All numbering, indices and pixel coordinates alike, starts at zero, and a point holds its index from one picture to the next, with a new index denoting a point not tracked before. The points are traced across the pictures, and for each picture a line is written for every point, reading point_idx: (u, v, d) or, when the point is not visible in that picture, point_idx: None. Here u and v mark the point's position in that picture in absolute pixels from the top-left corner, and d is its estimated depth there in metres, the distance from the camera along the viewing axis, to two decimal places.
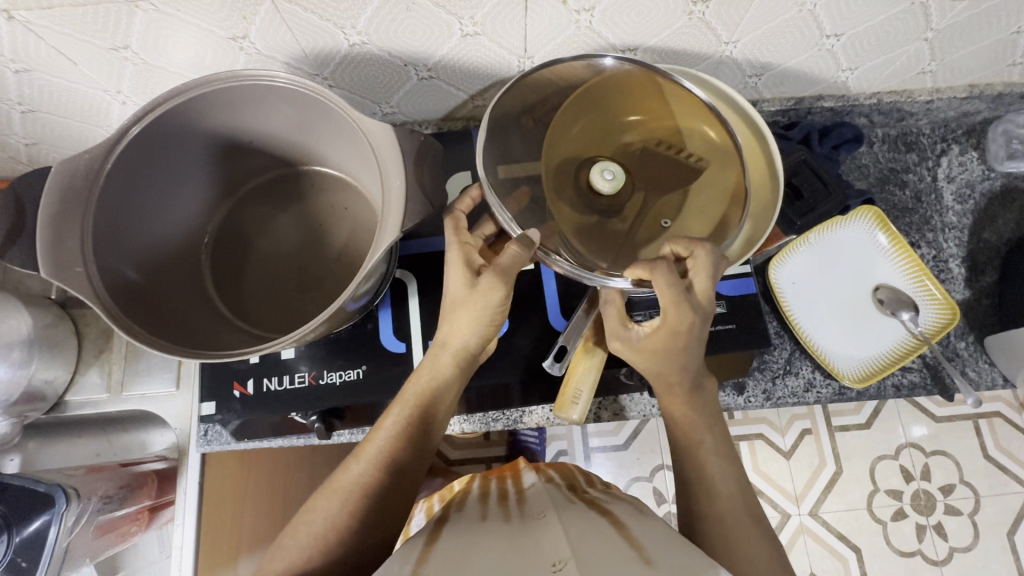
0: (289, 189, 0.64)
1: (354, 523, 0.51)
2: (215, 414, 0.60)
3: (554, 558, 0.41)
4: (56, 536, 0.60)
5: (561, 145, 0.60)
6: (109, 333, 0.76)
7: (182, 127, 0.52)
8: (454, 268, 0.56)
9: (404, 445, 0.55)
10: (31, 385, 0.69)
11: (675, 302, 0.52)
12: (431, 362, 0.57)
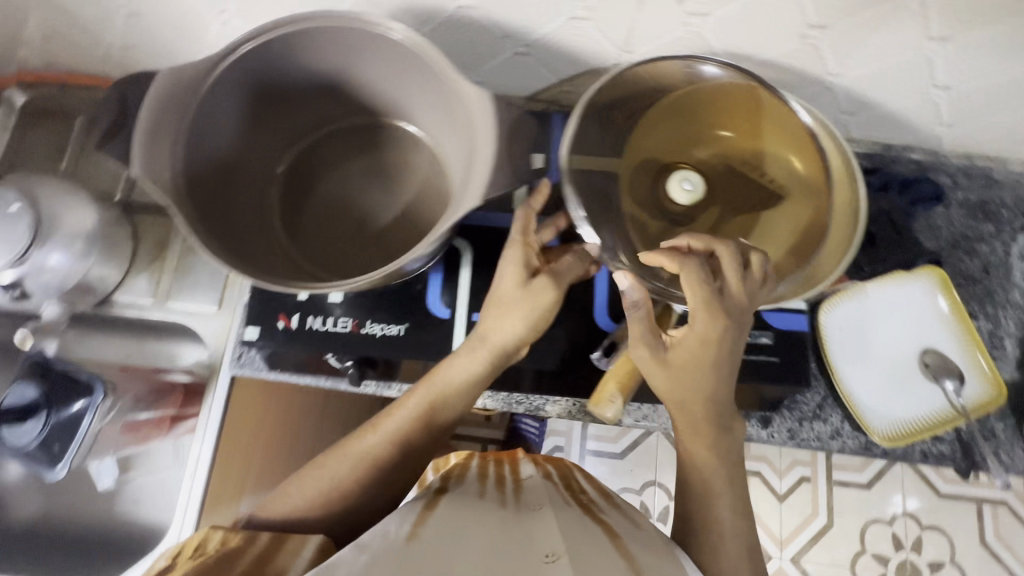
0: (366, 139, 0.64)
1: (358, 488, 0.52)
2: (257, 339, 0.62)
3: (548, 552, 0.41)
4: (90, 422, 0.64)
5: (644, 146, 0.60)
6: (163, 245, 0.77)
7: (283, 59, 0.54)
8: (512, 267, 0.57)
9: (421, 429, 0.55)
10: (85, 278, 0.71)
11: (706, 304, 0.49)
12: (464, 351, 0.57)
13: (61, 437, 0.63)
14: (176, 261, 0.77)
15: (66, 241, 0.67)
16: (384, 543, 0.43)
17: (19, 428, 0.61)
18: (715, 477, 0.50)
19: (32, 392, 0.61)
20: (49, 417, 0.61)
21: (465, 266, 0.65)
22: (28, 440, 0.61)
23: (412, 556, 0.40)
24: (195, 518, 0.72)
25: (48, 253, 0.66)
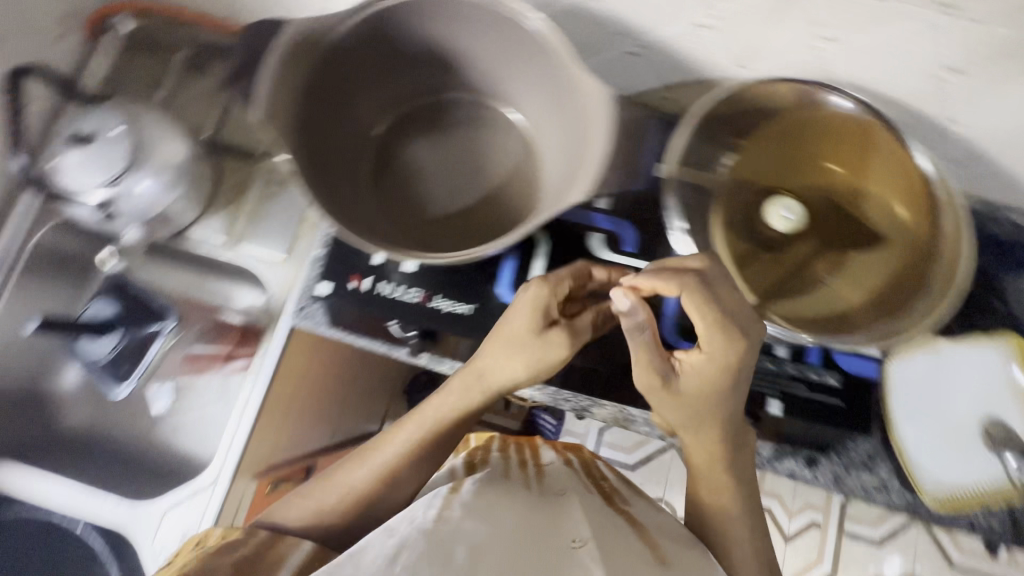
0: (463, 117, 0.63)
1: (342, 517, 0.52)
2: (327, 294, 0.65)
3: (577, 538, 0.46)
4: (159, 346, 0.76)
5: (745, 168, 0.59)
6: (244, 188, 0.79)
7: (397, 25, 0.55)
8: (526, 313, 0.53)
9: (416, 458, 0.55)
10: (169, 209, 0.73)
11: (718, 323, 0.46)
12: (463, 388, 0.55)
13: (131, 353, 0.75)
14: (253, 206, 0.79)
15: (155, 171, 0.69)
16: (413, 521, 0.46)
17: (98, 342, 0.74)
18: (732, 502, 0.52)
19: (111, 308, 0.74)
20: (124, 335, 0.74)
21: (538, 257, 0.64)
22: (106, 351, 0.74)
23: (440, 534, 0.44)
24: (237, 457, 0.73)
25: (139, 180, 0.68)
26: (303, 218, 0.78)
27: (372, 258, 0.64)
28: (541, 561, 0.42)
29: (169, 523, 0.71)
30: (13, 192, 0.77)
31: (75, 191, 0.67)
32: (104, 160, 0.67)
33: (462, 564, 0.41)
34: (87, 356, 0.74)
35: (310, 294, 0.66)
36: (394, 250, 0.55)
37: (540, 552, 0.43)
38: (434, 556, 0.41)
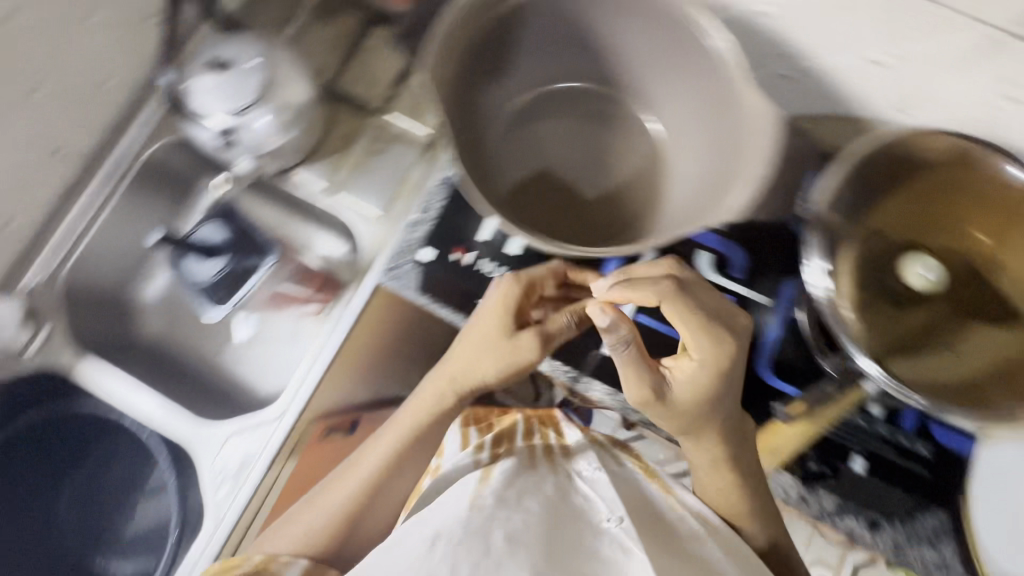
0: (598, 110, 0.61)
1: (333, 527, 0.62)
2: (430, 260, 0.71)
3: (609, 516, 0.53)
4: (257, 278, 0.79)
5: (884, 217, 0.55)
6: (352, 139, 0.79)
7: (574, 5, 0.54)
8: (493, 316, 0.61)
9: (397, 466, 0.64)
10: (282, 146, 0.74)
11: (701, 326, 0.50)
12: (434, 396, 0.65)
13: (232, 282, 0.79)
14: (358, 159, 0.79)
15: (274, 108, 0.71)
16: (452, 513, 0.54)
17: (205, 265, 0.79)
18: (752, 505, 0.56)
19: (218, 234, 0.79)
20: (229, 262, 0.79)
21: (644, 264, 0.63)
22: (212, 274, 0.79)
23: (475, 525, 0.51)
24: (309, 393, 0.73)
25: (258, 113, 0.70)
26: (405, 179, 0.78)
27: (479, 235, 0.70)
28: (577, 546, 0.50)
29: (233, 446, 0.73)
30: (138, 105, 0.80)
31: (204, 113, 0.69)
32: (235, 90, 0.69)
33: (501, 552, 0.48)
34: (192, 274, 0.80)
35: (413, 256, 0.71)
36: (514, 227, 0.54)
37: (574, 537, 0.51)
38: (474, 548, 0.48)
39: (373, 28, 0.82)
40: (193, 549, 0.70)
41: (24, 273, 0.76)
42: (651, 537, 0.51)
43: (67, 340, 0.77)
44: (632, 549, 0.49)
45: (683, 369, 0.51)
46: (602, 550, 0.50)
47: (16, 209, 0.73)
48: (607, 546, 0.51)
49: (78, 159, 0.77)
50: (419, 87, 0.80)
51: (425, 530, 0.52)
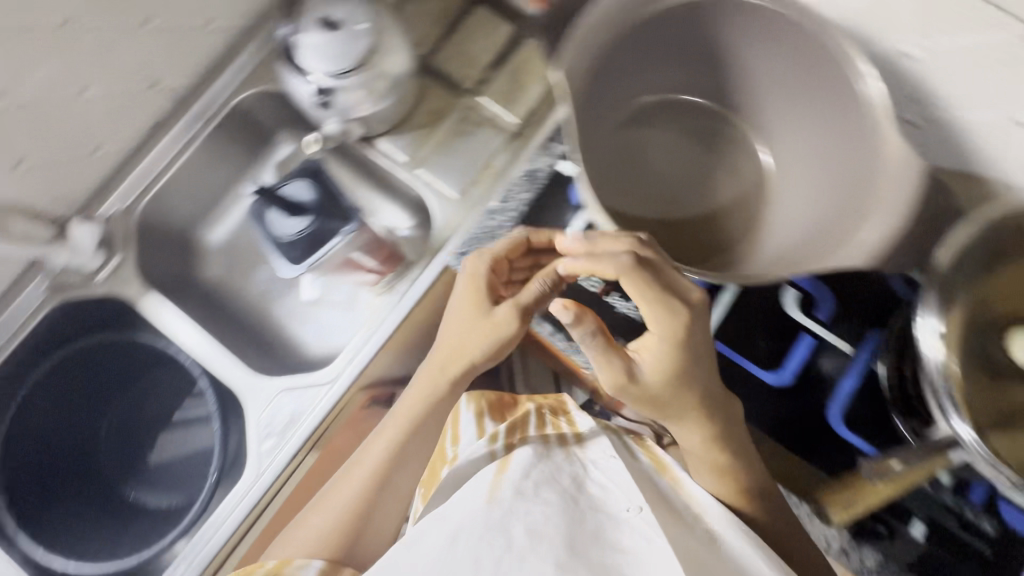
0: (705, 125, 0.60)
1: (340, 529, 0.62)
2: None
3: (631, 506, 0.53)
4: (335, 244, 0.69)
5: (1002, 289, 0.52)
6: (440, 116, 0.79)
7: (721, 21, 0.52)
8: (466, 296, 0.65)
9: (398, 459, 0.65)
10: (373, 113, 0.74)
11: (657, 299, 0.49)
12: (426, 382, 0.66)
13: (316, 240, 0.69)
14: (443, 137, 0.79)
15: (373, 74, 0.69)
16: (469, 506, 0.55)
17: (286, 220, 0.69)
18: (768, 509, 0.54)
19: (304, 190, 0.69)
20: (313, 222, 0.68)
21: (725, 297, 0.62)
22: (294, 231, 0.69)
23: (494, 520, 0.52)
24: (358, 368, 0.72)
25: (357, 77, 0.69)
26: (486, 165, 0.77)
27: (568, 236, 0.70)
28: (595, 536, 0.51)
29: (281, 403, 0.73)
30: (235, 48, 0.80)
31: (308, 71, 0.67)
32: (341, 52, 0.67)
33: (522, 548, 0.49)
34: (272, 232, 0.70)
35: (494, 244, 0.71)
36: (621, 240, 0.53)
37: (592, 526, 0.52)
38: (494, 545, 0.50)
39: (475, 7, 0.82)
40: (230, 494, 0.71)
41: (103, 199, 0.77)
42: (675, 525, 0.50)
43: (135, 272, 0.78)
44: (654, 538, 0.49)
45: (648, 348, 0.51)
46: (621, 539, 0.50)
47: (106, 136, 0.73)
48: (627, 535, 0.51)
49: (170, 94, 0.77)
50: (514, 74, 0.80)
51: (446, 526, 0.54)
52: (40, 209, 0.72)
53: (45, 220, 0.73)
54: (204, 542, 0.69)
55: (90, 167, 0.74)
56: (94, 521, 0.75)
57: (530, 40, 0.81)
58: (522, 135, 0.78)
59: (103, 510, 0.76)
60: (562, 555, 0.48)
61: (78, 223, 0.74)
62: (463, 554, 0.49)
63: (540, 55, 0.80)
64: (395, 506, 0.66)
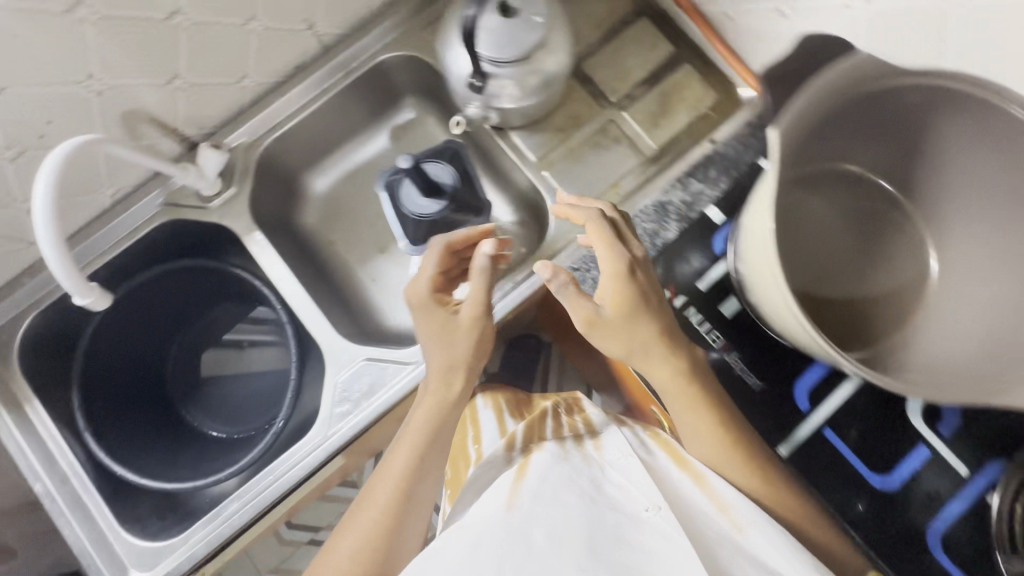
0: (867, 204, 0.59)
1: (376, 545, 0.54)
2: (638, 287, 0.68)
3: (649, 506, 0.50)
4: (458, 235, 0.65)
5: None
6: (579, 122, 0.77)
7: (936, 114, 0.49)
8: (426, 323, 0.60)
9: (424, 460, 0.57)
10: (517, 106, 0.71)
11: (609, 244, 0.58)
12: (439, 386, 0.58)
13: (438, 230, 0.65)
14: (575, 144, 0.76)
15: (528, 69, 0.67)
16: (488, 515, 0.52)
17: (420, 198, 0.64)
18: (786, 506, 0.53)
19: (450, 180, 0.65)
20: (444, 207, 0.64)
21: (847, 384, 0.59)
22: (424, 212, 0.64)
23: (514, 525, 0.49)
24: None
25: (512, 68, 0.66)
26: (613, 183, 0.74)
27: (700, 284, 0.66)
28: (616, 538, 0.48)
29: (361, 370, 0.73)
30: (392, 6, 0.78)
31: (471, 43, 0.64)
32: (508, 38, 0.64)
33: (543, 553, 0.46)
34: (401, 204, 0.65)
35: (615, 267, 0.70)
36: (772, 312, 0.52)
37: (611, 527, 0.49)
38: (514, 551, 0.46)
39: (639, 19, 0.79)
40: (293, 448, 0.72)
41: (232, 128, 0.76)
42: (696, 526, 0.49)
43: (246, 208, 0.77)
44: (674, 535, 0.47)
45: (603, 290, 0.57)
46: (640, 540, 0.48)
47: (255, 68, 0.72)
48: (648, 534, 0.48)
49: (322, 39, 0.76)
50: (662, 98, 0.77)
51: (469, 536, 0.50)
52: (175, 126, 0.71)
53: (175, 137, 0.72)
54: (263, 485, 0.70)
55: (230, 95, 0.73)
56: (158, 436, 0.80)
57: (687, 66, 0.77)
58: (657, 162, 0.75)
59: (170, 427, 0.82)
60: (580, 557, 0.45)
61: (207, 148, 0.72)
62: (483, 560, 0.46)
63: (694, 84, 0.77)
64: (421, 514, 0.57)
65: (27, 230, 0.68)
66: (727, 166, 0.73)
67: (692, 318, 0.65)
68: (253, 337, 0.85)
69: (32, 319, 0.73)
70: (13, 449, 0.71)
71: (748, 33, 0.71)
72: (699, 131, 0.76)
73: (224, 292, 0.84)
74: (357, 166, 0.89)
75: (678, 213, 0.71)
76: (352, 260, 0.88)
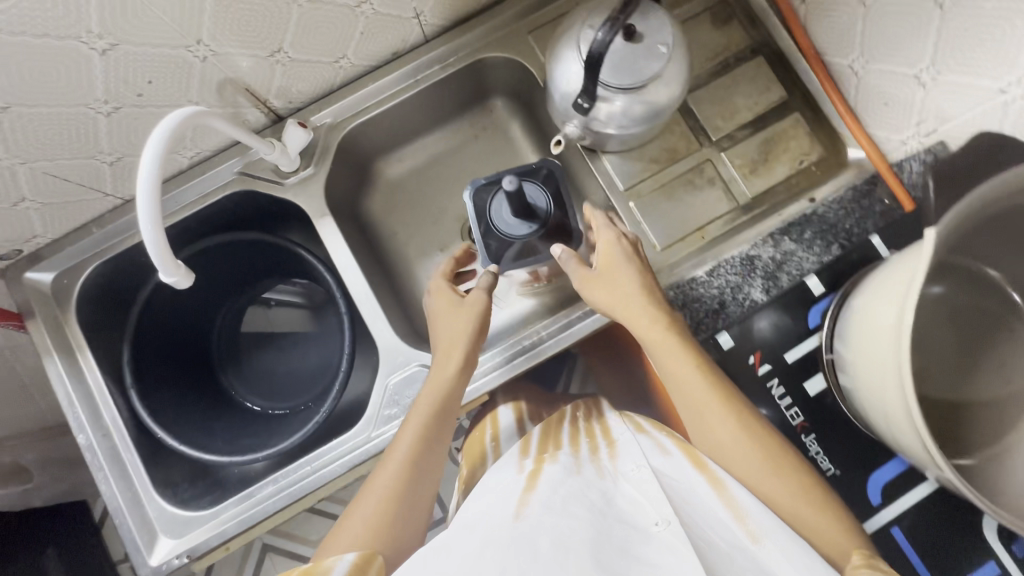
0: (997, 307, 0.55)
1: (382, 519, 0.52)
2: (722, 347, 0.66)
3: (660, 519, 0.47)
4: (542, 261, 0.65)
5: None
6: (674, 157, 0.74)
7: None
8: (437, 312, 0.65)
9: (433, 426, 0.59)
10: (619, 132, 0.68)
11: (608, 229, 0.64)
12: (443, 354, 0.62)
13: (520, 253, 0.65)
14: (667, 180, 0.74)
15: (638, 98, 0.63)
16: (494, 524, 0.48)
17: (513, 217, 0.63)
18: (790, 502, 0.53)
19: (545, 204, 0.64)
20: (536, 232, 0.64)
21: (924, 485, 0.60)
22: (513, 233, 0.64)
23: (520, 533, 0.45)
24: (508, 374, 0.72)
25: (621, 95, 0.63)
26: (700, 228, 0.72)
27: (789, 358, 0.65)
28: (625, 548, 0.45)
29: (412, 376, 0.71)
30: (500, 4, 0.75)
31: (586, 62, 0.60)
32: (625, 65, 0.60)
33: (550, 560, 0.42)
34: (490, 218, 0.64)
35: (697, 321, 0.67)
36: (880, 406, 0.50)
37: (619, 538, 0.46)
38: (520, 557, 0.42)
39: (753, 56, 0.75)
40: (334, 442, 0.71)
41: (320, 107, 0.74)
42: (708, 541, 0.46)
43: (320, 189, 0.75)
44: (684, 550, 0.44)
45: (600, 261, 0.63)
46: (650, 554, 0.44)
47: (354, 50, 0.69)
48: (656, 548, 0.45)
49: (425, 29, 0.73)
50: (764, 145, 0.73)
51: (471, 542, 0.46)
52: (266, 98, 0.69)
53: (263, 108, 0.70)
54: (301, 475, 0.70)
55: (324, 74, 0.71)
56: (201, 401, 0.79)
57: (796, 115, 0.73)
58: (749, 212, 0.72)
59: (211, 393, 0.82)
60: (587, 566, 0.41)
61: (293, 125, 0.70)
62: (487, 567, 0.41)
63: (802, 135, 0.73)
64: (427, 487, 0.57)
65: (106, 181, 0.67)
66: (824, 230, 0.68)
67: (775, 393, 0.65)
68: (279, 296, 0.87)
69: (94, 268, 0.72)
70: (61, 395, 0.71)
71: (873, 93, 0.67)
72: (797, 186, 0.72)
73: (276, 265, 0.84)
74: (432, 159, 0.87)
75: (764, 272, 0.67)
76: (412, 254, 0.86)
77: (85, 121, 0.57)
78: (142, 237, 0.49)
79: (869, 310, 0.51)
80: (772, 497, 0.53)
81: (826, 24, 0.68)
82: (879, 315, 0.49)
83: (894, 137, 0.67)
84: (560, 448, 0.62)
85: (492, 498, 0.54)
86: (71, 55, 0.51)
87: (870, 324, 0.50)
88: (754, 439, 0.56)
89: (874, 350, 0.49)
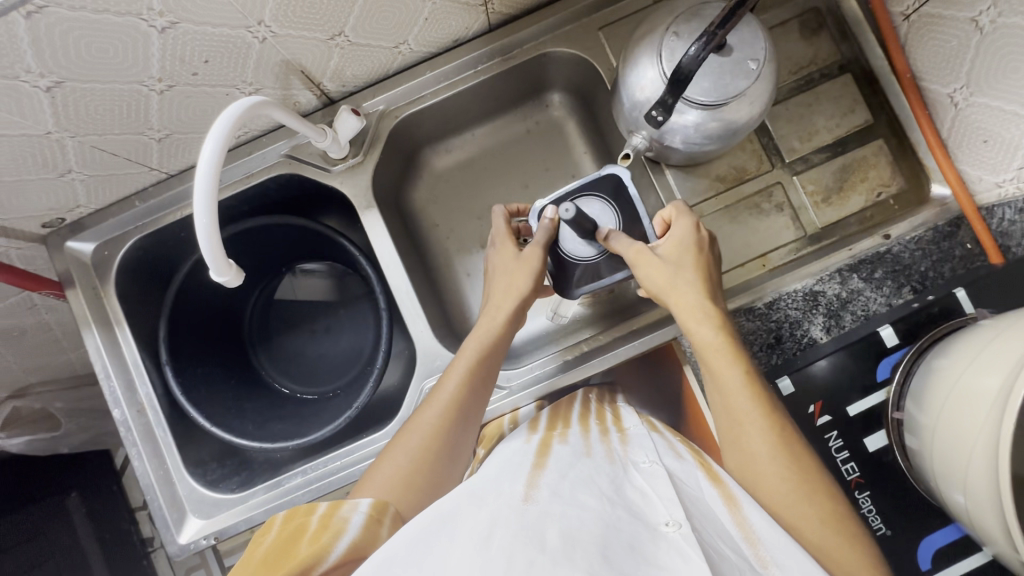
0: None
1: (416, 470, 0.52)
2: (781, 390, 0.63)
3: (668, 521, 0.40)
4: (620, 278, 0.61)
5: None
6: (742, 178, 0.70)
7: None
8: (498, 252, 0.63)
9: (474, 376, 0.57)
10: (691, 147, 0.63)
11: (691, 236, 0.57)
12: (492, 304, 0.60)
13: (589, 276, 0.62)
14: (731, 202, 0.70)
15: (716, 115, 0.58)
16: (502, 499, 0.41)
17: (579, 240, 0.61)
18: (809, 528, 0.46)
19: (614, 222, 0.61)
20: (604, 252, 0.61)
21: (972, 556, 0.59)
22: (577, 254, 0.62)
23: (530, 519, 0.38)
24: (539, 391, 0.70)
25: (698, 110, 0.57)
26: (762, 255, 0.68)
27: (850, 410, 0.62)
28: (631, 546, 0.37)
29: None
30: None
31: (669, 73, 0.56)
32: (709, 81, 0.55)
33: (558, 553, 0.34)
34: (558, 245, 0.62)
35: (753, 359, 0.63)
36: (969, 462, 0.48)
37: (627, 534, 0.38)
38: (529, 546, 0.35)
39: (838, 75, 0.70)
40: (365, 437, 0.70)
41: (373, 94, 0.71)
42: (719, 554, 0.38)
43: (367, 179, 0.72)
44: (695, 553, 0.36)
45: (668, 242, 0.57)
46: (659, 556, 0.36)
47: (415, 35, 0.65)
48: (665, 549, 0.37)
49: (490, 17, 0.68)
50: (841, 172, 0.68)
51: (475, 517, 0.39)
52: (319, 81, 0.66)
53: (315, 91, 0.67)
54: (330, 469, 0.69)
55: (381, 59, 0.67)
56: (232, 380, 0.79)
57: (880, 142, 0.68)
58: (816, 243, 0.68)
59: (241, 370, 0.81)
60: (596, 564, 0.34)
61: (346, 112, 0.67)
62: (492, 554, 0.34)
63: (882, 164, 0.68)
64: (462, 436, 0.56)
65: (153, 156, 0.66)
66: (897, 271, 0.63)
67: (831, 446, 0.62)
68: (306, 265, 0.85)
69: (135, 241, 0.71)
70: (99, 367, 0.71)
71: (972, 129, 0.60)
72: (871, 219, 0.68)
73: (313, 249, 0.82)
74: (481, 152, 0.83)
75: (827, 309, 0.63)
76: (452, 248, 0.83)
77: (138, 98, 0.56)
78: (193, 205, 0.48)
79: (964, 370, 0.51)
80: (793, 524, 0.46)
81: (929, 46, 0.61)
82: (982, 375, 0.49)
83: (988, 179, 0.61)
84: (569, 426, 0.58)
85: (498, 471, 0.48)
86: (129, 31, 0.49)
87: (969, 384, 0.50)
88: (790, 454, 0.49)
89: (970, 412, 0.49)
